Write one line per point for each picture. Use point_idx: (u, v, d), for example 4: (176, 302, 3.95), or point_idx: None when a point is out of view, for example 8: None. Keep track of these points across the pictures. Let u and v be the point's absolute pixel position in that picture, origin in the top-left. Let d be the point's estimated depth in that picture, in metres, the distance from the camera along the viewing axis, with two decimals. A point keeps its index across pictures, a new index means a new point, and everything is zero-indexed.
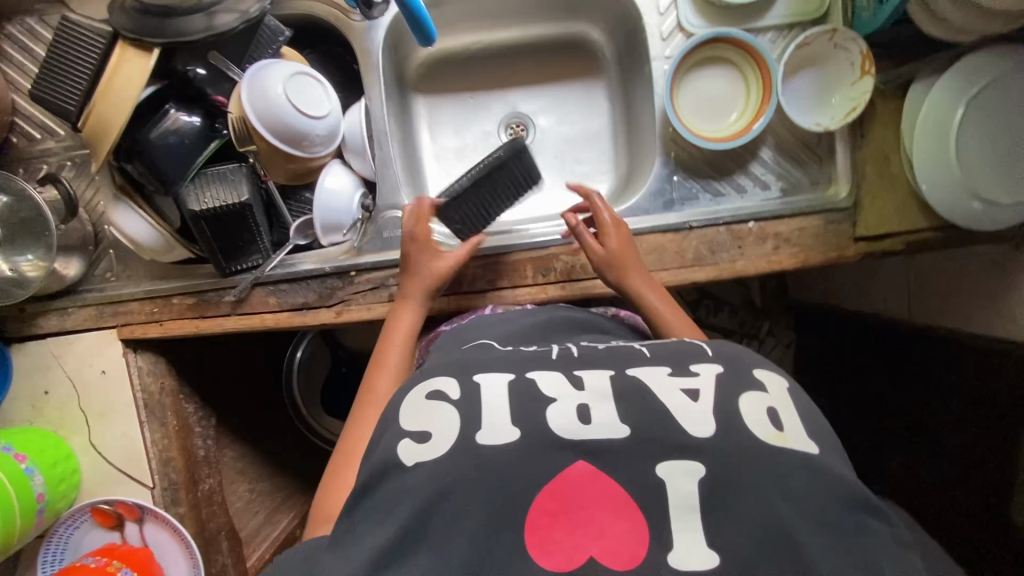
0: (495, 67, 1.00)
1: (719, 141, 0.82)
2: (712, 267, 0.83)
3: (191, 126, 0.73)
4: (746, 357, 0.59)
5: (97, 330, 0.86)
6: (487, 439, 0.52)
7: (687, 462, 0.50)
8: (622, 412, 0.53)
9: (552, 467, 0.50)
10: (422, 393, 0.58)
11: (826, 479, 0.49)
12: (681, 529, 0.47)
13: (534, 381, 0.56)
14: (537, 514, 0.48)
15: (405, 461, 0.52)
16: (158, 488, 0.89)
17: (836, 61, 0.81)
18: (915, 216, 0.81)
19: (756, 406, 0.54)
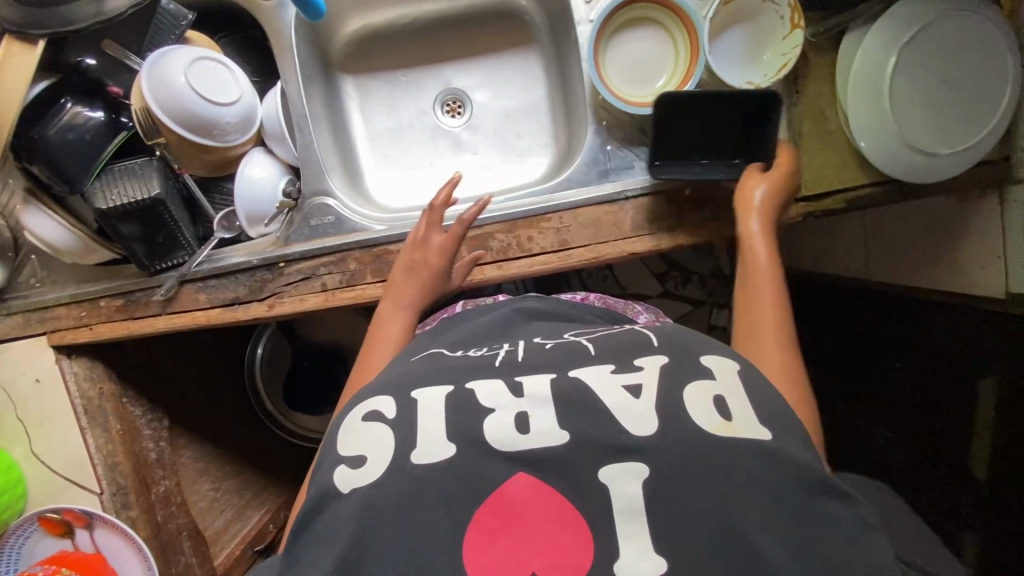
0: (424, 41, 0.96)
1: (642, 107, 0.78)
2: (650, 238, 0.81)
3: (94, 121, 0.70)
4: (694, 344, 0.58)
5: (27, 338, 0.84)
6: (421, 457, 0.50)
7: (629, 463, 0.48)
8: (562, 417, 0.51)
9: (490, 476, 0.48)
10: (359, 415, 0.56)
11: (762, 455, 0.48)
12: (626, 536, 0.46)
13: (473, 390, 0.54)
14: (475, 533, 0.46)
15: (339, 489, 0.51)
16: (107, 493, 0.88)
17: (764, 16, 0.79)
18: (859, 173, 0.79)
19: (698, 398, 0.52)
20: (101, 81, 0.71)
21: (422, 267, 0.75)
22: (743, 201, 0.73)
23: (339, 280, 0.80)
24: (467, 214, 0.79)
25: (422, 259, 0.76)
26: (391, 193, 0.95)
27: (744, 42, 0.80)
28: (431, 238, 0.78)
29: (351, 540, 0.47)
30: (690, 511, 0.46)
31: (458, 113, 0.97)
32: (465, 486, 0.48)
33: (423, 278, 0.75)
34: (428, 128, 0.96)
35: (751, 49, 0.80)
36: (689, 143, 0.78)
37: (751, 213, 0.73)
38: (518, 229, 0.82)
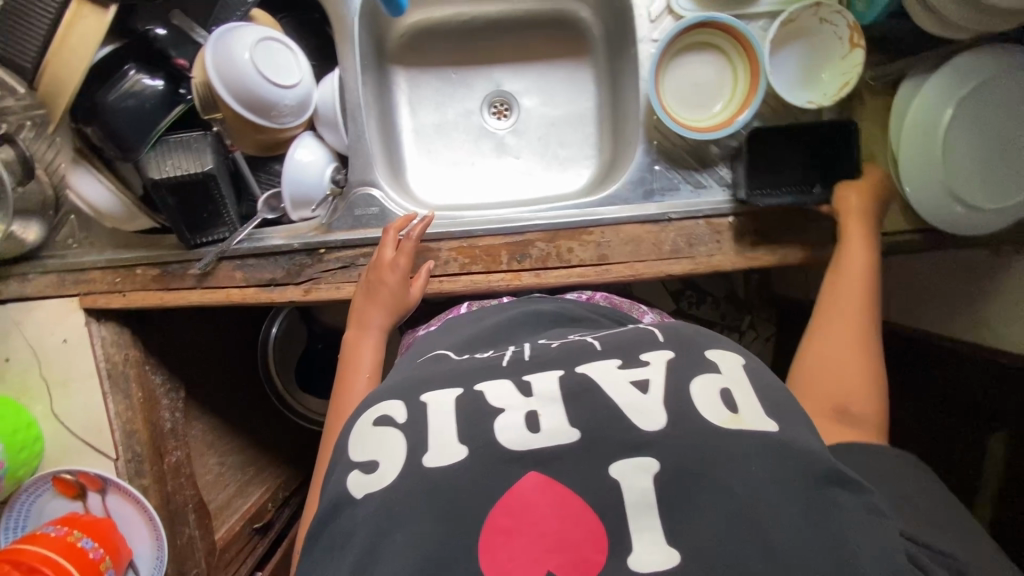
0: (480, 42, 0.96)
1: (699, 132, 0.79)
2: (689, 261, 0.81)
3: (154, 89, 0.70)
4: (698, 339, 0.57)
5: (58, 297, 0.84)
6: (435, 460, 0.49)
7: (637, 458, 0.47)
8: (571, 415, 0.49)
9: (504, 476, 0.47)
10: (370, 419, 0.54)
11: (787, 478, 0.46)
12: (641, 530, 0.45)
13: (483, 392, 0.53)
14: (491, 532, 0.45)
15: (354, 493, 0.50)
16: (122, 460, 0.88)
17: (822, 36, 0.78)
18: (899, 220, 0.81)
19: (708, 388, 0.51)
20: (167, 52, 0.70)
21: (380, 290, 0.77)
22: (844, 210, 0.76)
23: None
24: (414, 231, 0.79)
25: (378, 283, 0.77)
26: (432, 188, 0.95)
27: (801, 61, 0.79)
28: (386, 251, 0.78)
29: (376, 524, 0.46)
30: (708, 519, 0.45)
31: (504, 116, 0.97)
32: (480, 487, 0.47)
33: (386, 300, 0.76)
34: (473, 128, 0.97)
35: (809, 69, 0.79)
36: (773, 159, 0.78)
37: (851, 223, 0.75)
38: (559, 240, 0.82)
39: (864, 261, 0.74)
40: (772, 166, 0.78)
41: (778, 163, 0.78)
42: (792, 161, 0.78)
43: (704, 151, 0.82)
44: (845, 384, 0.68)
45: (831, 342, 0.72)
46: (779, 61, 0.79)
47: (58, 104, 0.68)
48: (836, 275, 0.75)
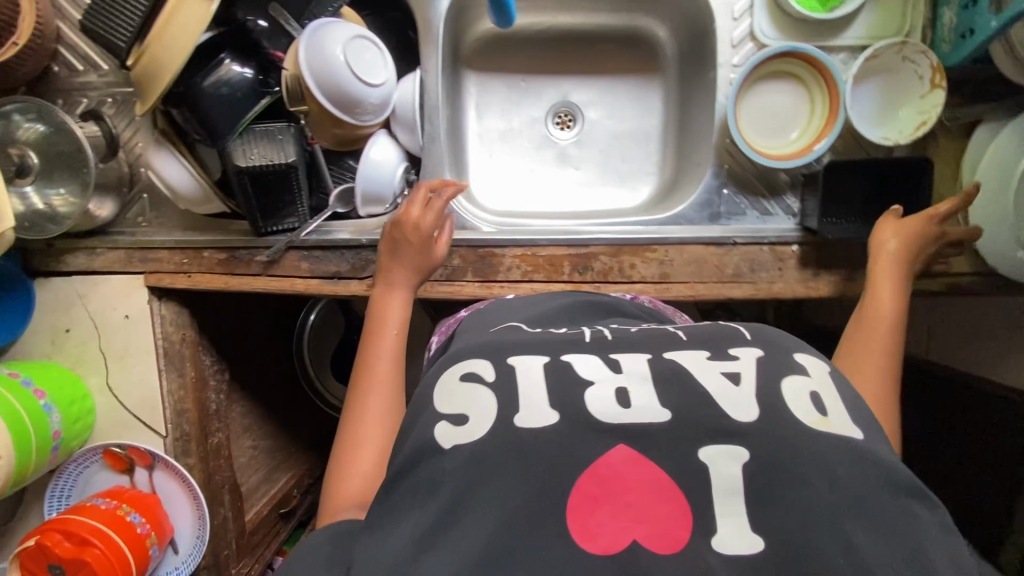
0: (551, 52, 0.97)
1: (778, 159, 0.79)
2: (749, 286, 0.82)
3: (243, 78, 0.70)
4: (787, 341, 0.55)
5: (125, 274, 0.85)
6: (526, 421, 0.49)
7: (730, 446, 0.46)
8: (662, 395, 0.49)
9: (593, 446, 0.47)
10: (456, 374, 0.54)
11: (874, 476, 0.46)
12: (725, 514, 0.45)
13: (570, 364, 0.52)
14: (577, 498, 0.45)
15: (441, 443, 0.49)
16: (170, 438, 0.89)
17: (903, 74, 0.78)
18: (961, 260, 0.81)
19: (798, 388, 0.50)
20: (260, 43, 0.72)
21: (410, 248, 0.74)
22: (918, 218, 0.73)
23: (441, 274, 0.82)
24: (445, 192, 0.77)
25: (407, 241, 0.74)
26: (492, 192, 0.96)
27: (879, 96, 0.79)
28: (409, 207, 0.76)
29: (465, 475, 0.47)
30: (798, 501, 0.45)
31: (568, 127, 0.98)
32: (565, 460, 0.47)
33: (410, 258, 0.74)
34: (537, 137, 0.97)
35: (886, 104, 0.79)
36: (838, 192, 0.78)
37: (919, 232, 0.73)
38: (622, 255, 0.83)
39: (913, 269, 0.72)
40: (840, 202, 0.78)
41: (846, 197, 0.78)
42: (858, 194, 0.78)
43: (774, 179, 0.83)
44: (878, 387, 0.63)
45: (872, 333, 0.67)
46: (857, 95, 0.80)
47: (152, 91, 0.68)
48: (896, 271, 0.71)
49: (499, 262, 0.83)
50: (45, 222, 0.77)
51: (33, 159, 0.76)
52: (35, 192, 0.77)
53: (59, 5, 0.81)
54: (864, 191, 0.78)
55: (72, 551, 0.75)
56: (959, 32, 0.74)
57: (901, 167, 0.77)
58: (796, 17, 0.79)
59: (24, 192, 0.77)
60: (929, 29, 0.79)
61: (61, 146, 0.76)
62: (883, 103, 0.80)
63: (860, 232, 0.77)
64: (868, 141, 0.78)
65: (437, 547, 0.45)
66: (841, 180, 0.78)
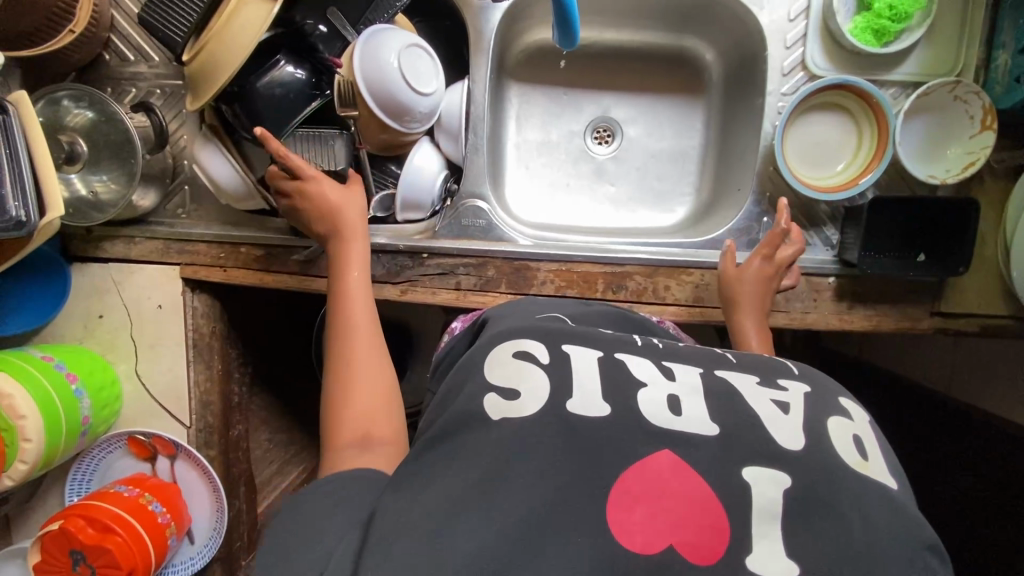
0: (595, 67, 0.97)
1: (818, 190, 0.79)
2: (783, 315, 0.82)
3: (294, 78, 0.72)
4: (831, 385, 0.55)
5: (161, 264, 0.85)
6: (579, 408, 0.49)
7: (772, 470, 0.46)
8: (713, 410, 0.49)
9: (634, 455, 0.47)
10: (509, 351, 0.54)
11: (908, 520, 0.45)
12: (760, 536, 0.44)
13: (624, 362, 0.53)
14: (620, 493, 0.45)
15: (490, 414, 0.49)
16: (193, 429, 0.89)
17: (952, 113, 0.77)
18: (997, 301, 0.81)
19: (842, 430, 0.50)
20: (316, 45, 0.73)
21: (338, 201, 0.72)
22: (760, 251, 0.77)
23: (475, 283, 0.82)
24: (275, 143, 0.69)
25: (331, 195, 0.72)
26: (527, 203, 0.96)
27: (927, 134, 0.79)
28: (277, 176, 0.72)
29: (497, 459, 0.47)
30: (839, 524, 0.44)
31: (606, 142, 0.98)
32: (607, 470, 0.46)
33: (346, 209, 0.73)
34: (575, 150, 0.97)
35: (934, 142, 0.79)
36: (883, 225, 0.77)
37: (762, 267, 0.77)
38: (656, 276, 0.82)
39: (767, 302, 0.77)
40: (880, 236, 0.78)
41: (883, 232, 0.78)
42: (894, 231, 0.77)
43: (814, 210, 0.83)
44: None
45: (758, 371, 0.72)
46: (906, 130, 0.79)
47: (210, 89, 0.69)
48: (746, 311, 0.76)
49: (534, 276, 0.82)
50: (89, 210, 0.78)
51: (82, 147, 0.77)
52: (78, 177, 0.78)
53: None
54: (903, 227, 0.78)
55: (95, 538, 0.75)
56: (1014, 76, 0.74)
57: (946, 204, 0.76)
58: (851, 51, 0.79)
59: (69, 179, 0.78)
60: (983, 68, 0.78)
61: (111, 135, 0.77)
62: (930, 140, 0.79)
63: (897, 267, 0.77)
64: (914, 178, 0.78)
65: (461, 527, 0.44)
66: (886, 215, 0.77)
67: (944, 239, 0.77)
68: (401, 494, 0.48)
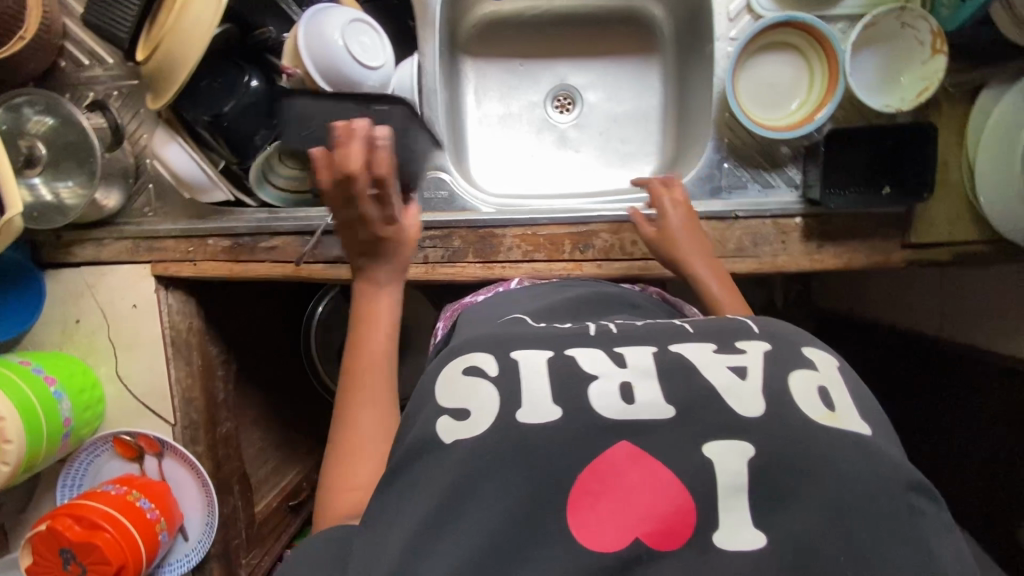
0: (547, 36, 0.97)
1: (775, 130, 0.79)
2: (753, 260, 0.82)
3: (253, 88, 0.76)
4: (793, 335, 0.53)
5: (132, 263, 0.86)
6: (528, 416, 0.47)
7: (736, 441, 0.45)
8: (667, 391, 0.48)
9: (586, 418, 0.46)
10: (459, 368, 0.52)
11: (885, 467, 0.44)
12: (728, 510, 0.43)
13: (575, 358, 0.51)
14: (580, 493, 0.44)
15: (443, 439, 0.48)
16: (179, 426, 0.90)
17: (902, 40, 0.77)
18: (969, 227, 0.80)
19: (804, 382, 0.48)
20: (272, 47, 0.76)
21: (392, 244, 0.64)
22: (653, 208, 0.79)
23: (442, 255, 0.82)
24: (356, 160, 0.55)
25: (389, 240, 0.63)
26: (493, 175, 0.96)
27: (879, 63, 0.79)
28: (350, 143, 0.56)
29: (466, 469, 0.46)
30: (802, 485, 0.43)
31: (567, 110, 0.98)
32: (569, 446, 0.45)
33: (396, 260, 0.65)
34: (536, 121, 0.97)
35: (887, 71, 0.79)
36: (845, 162, 0.79)
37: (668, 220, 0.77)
38: (622, 232, 0.82)
39: (700, 244, 0.76)
40: (841, 169, 0.78)
41: (850, 168, 0.78)
42: (860, 166, 0.79)
43: (775, 152, 0.82)
44: None
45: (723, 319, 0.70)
46: (857, 63, 0.80)
47: (173, 85, 0.70)
48: (690, 259, 0.74)
49: (501, 241, 0.82)
50: (52, 213, 0.79)
51: (41, 150, 0.78)
52: (44, 183, 0.79)
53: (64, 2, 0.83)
54: (863, 165, 0.79)
55: (83, 535, 0.76)
56: None
57: (902, 132, 0.76)
58: None
59: (33, 184, 0.79)
60: None
61: (69, 138, 0.78)
62: (884, 70, 0.79)
63: (862, 202, 0.77)
64: (869, 109, 0.78)
65: (431, 553, 0.43)
66: (844, 152, 0.78)
67: (907, 171, 0.77)
68: (374, 528, 0.47)
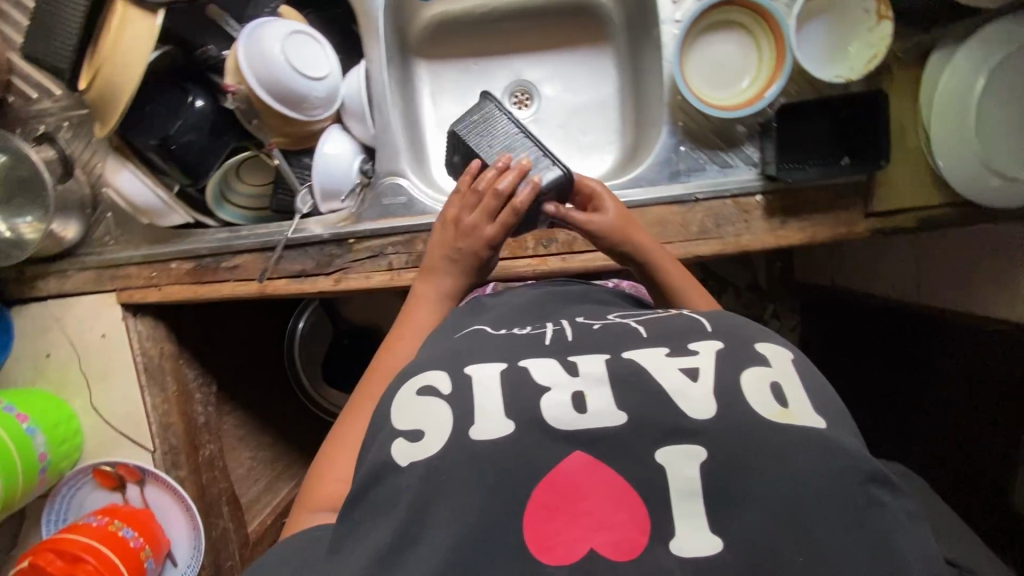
0: (499, 32, 0.97)
1: (726, 110, 0.79)
2: (717, 241, 0.81)
3: (197, 108, 0.75)
4: (750, 333, 0.53)
5: (96, 294, 0.86)
6: (480, 433, 0.46)
7: (686, 446, 0.44)
8: (619, 398, 0.47)
9: (536, 428, 0.46)
10: (412, 390, 0.51)
11: (842, 460, 0.43)
12: (684, 517, 0.42)
13: (528, 369, 0.50)
14: (535, 507, 0.43)
15: (398, 461, 0.47)
16: (159, 452, 0.89)
17: (847, 9, 0.77)
18: (932, 191, 0.79)
19: (758, 383, 0.47)
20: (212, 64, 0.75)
21: (465, 248, 0.70)
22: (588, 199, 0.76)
23: (407, 260, 0.80)
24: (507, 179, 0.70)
25: (466, 243, 0.70)
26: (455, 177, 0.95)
27: (827, 34, 0.79)
28: (485, 170, 0.72)
29: (418, 490, 0.45)
30: (758, 481, 0.42)
31: (526, 105, 0.97)
32: (520, 461, 0.44)
33: (464, 265, 0.70)
34: None
35: (836, 41, 0.79)
36: (801, 135, 0.79)
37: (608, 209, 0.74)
38: None
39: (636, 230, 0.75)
40: (796, 143, 0.78)
41: (807, 140, 0.78)
42: (821, 138, 0.78)
43: (731, 131, 0.82)
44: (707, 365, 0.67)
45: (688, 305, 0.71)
46: (807, 34, 0.79)
47: (114, 109, 0.70)
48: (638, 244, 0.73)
49: None
50: (11, 249, 0.79)
51: None
52: (4, 221, 0.79)
53: (7, 37, 0.82)
54: (820, 137, 0.79)
55: (65, 568, 0.75)
56: None
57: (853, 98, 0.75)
58: None
59: None
60: None
61: (21, 173, 0.77)
62: (832, 40, 0.79)
63: (818, 175, 0.78)
64: (819, 81, 0.78)
65: None
66: (798, 124, 0.78)
67: (865, 136, 0.76)
68: (330, 561, 0.46)
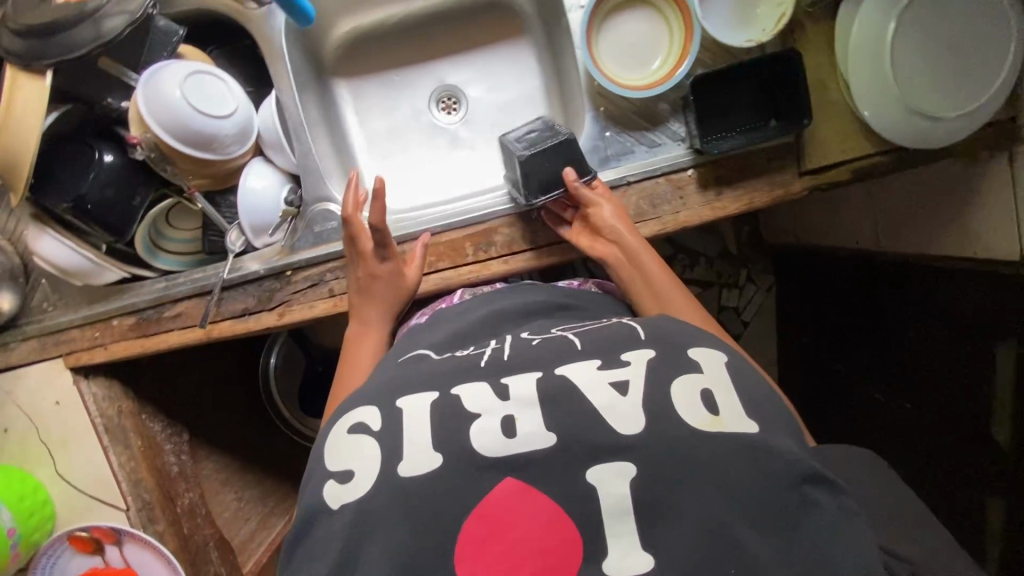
0: (415, 40, 0.95)
1: (640, 90, 0.78)
2: (655, 222, 0.80)
3: (107, 162, 0.74)
4: (682, 337, 0.52)
5: (43, 361, 0.87)
6: (408, 469, 0.46)
7: (617, 465, 0.44)
8: (548, 418, 0.46)
9: (461, 459, 0.45)
10: (344, 427, 0.51)
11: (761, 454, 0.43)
12: (614, 536, 0.43)
13: (460, 396, 0.49)
14: (465, 543, 0.43)
15: (328, 503, 0.47)
16: (133, 510, 0.88)
17: None
18: (863, 142, 0.77)
19: (686, 390, 0.47)
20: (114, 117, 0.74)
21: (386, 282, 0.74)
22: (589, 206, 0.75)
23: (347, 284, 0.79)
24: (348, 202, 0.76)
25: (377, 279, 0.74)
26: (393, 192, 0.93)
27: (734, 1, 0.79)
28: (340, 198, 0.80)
29: (350, 537, 0.44)
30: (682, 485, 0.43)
31: (453, 110, 0.96)
32: (448, 496, 0.44)
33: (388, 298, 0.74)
34: (426, 126, 0.95)
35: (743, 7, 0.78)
36: (722, 103, 0.78)
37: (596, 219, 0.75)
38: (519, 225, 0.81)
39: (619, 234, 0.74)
40: (716, 113, 0.78)
41: (729, 108, 0.78)
42: (744, 104, 0.77)
43: (654, 110, 0.81)
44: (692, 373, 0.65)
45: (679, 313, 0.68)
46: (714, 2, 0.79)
47: (19, 176, 0.69)
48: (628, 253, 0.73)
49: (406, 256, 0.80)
50: None
51: None
52: None
53: None
54: (741, 103, 0.78)
55: None
56: None
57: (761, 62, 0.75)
58: None
59: None
60: None
61: None
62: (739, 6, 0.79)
63: (749, 139, 0.77)
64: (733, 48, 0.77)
65: None
66: (715, 92, 0.77)
67: (781, 93, 0.76)
68: None
